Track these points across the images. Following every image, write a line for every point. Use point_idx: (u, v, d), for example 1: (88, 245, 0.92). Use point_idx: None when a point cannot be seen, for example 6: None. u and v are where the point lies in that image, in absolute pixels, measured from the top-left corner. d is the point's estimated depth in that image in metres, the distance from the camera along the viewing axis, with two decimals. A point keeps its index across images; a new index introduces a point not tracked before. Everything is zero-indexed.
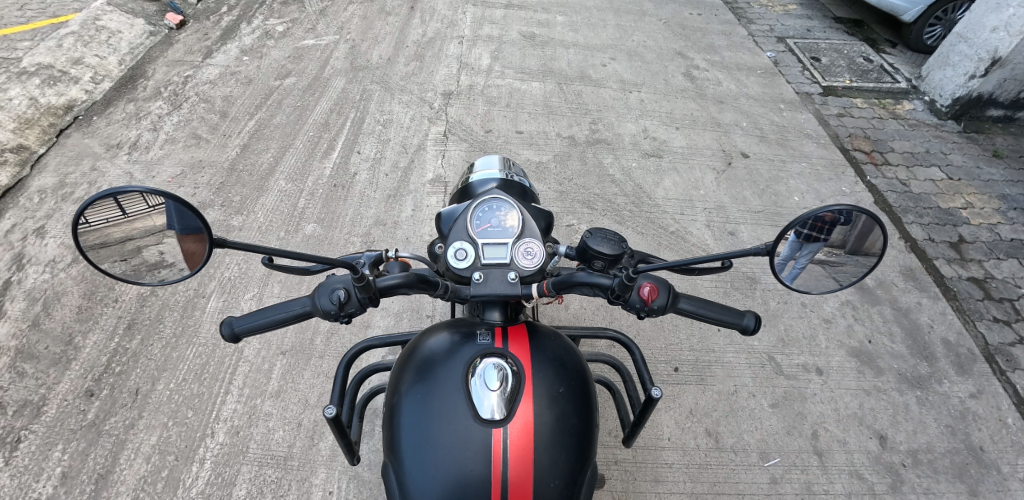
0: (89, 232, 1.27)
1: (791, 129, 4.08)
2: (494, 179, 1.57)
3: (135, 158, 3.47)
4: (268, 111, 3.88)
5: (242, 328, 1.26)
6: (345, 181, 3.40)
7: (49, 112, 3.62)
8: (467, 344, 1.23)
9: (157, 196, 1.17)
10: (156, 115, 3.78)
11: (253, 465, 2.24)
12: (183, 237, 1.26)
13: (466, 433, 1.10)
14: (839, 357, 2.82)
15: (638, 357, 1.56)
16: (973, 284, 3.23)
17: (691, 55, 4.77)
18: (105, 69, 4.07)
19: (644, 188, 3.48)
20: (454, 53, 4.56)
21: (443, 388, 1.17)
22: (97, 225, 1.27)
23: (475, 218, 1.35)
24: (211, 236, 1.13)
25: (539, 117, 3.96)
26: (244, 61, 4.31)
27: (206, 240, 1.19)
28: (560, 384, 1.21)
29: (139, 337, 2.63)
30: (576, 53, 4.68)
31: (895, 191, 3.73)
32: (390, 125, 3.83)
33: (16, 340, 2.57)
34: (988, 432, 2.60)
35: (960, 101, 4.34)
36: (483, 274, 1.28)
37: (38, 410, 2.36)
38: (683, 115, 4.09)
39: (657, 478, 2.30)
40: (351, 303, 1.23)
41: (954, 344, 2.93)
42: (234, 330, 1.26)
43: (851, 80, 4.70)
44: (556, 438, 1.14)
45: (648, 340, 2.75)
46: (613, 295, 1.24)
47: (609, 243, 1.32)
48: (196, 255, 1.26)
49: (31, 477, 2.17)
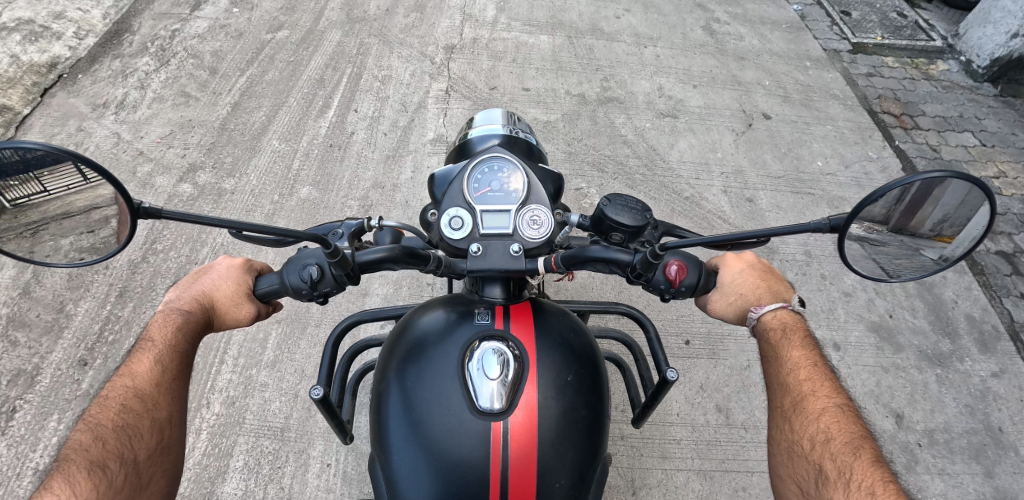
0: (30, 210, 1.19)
1: (817, 89, 3.83)
2: (496, 135, 1.39)
3: (122, 118, 3.29)
4: (260, 67, 3.66)
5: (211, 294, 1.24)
6: (341, 141, 3.22)
7: (32, 71, 3.43)
8: (464, 325, 1.10)
9: (79, 160, 0.97)
10: (143, 72, 3.57)
11: (249, 436, 2.17)
12: (121, 209, 1.05)
13: (460, 424, 0.98)
14: (858, 332, 2.70)
15: (653, 334, 1.41)
16: (1001, 259, 3.07)
17: (711, 8, 4.45)
18: (88, 23, 3.82)
19: (658, 150, 3.28)
20: (457, 4, 4.25)
21: (436, 374, 1.04)
22: (42, 199, 1.18)
23: (473, 181, 1.19)
24: (133, 204, 0.92)
25: (547, 74, 3.72)
26: (234, 14, 4.05)
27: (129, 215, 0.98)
28: (569, 371, 1.08)
29: (131, 305, 2.54)
30: (588, 5, 4.37)
31: (925, 157, 3.51)
32: (389, 82, 3.60)
33: (6, 307, 2.48)
34: (1008, 412, 2.50)
35: (999, 61, 4.06)
36: (481, 246, 1.13)
37: (32, 379, 2.29)
38: (701, 72, 3.83)
39: (664, 455, 2.22)
40: (326, 282, 1.10)
41: (978, 320, 2.79)
42: (256, 295, 1.21)
43: (883, 36, 4.39)
44: (563, 431, 1.02)
45: (659, 311, 2.62)
46: (633, 274, 1.11)
47: (631, 213, 1.16)
48: (126, 233, 1.08)
49: (27, 448, 2.12)
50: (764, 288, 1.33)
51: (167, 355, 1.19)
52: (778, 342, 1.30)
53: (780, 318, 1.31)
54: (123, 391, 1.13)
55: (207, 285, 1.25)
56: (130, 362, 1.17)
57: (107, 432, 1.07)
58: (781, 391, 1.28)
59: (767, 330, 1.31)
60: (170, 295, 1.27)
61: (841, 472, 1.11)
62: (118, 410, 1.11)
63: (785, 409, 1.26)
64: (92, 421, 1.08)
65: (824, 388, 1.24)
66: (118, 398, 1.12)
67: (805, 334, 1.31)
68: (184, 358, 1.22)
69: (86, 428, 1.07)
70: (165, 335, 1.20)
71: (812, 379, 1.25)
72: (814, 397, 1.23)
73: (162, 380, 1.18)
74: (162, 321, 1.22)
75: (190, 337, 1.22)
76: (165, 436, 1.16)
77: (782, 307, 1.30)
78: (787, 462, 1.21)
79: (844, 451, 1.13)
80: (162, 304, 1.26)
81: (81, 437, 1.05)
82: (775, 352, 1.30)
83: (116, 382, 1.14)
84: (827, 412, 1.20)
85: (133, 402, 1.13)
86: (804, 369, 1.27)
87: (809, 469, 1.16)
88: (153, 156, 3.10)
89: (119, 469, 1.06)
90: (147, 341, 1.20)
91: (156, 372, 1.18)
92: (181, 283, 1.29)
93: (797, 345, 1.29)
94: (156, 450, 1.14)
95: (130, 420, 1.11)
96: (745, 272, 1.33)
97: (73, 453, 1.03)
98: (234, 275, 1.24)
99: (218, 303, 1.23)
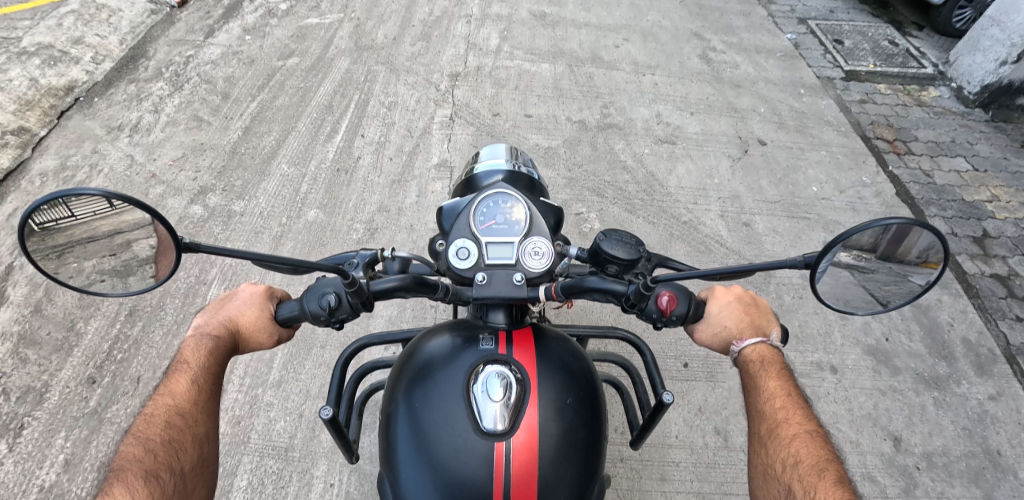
0: (55, 232, 1.24)
1: (811, 115, 3.93)
2: (500, 170, 1.46)
3: (136, 141, 3.39)
4: (270, 93, 3.77)
5: (235, 320, 1.30)
6: (348, 166, 3.31)
7: (50, 94, 3.54)
8: (469, 349, 1.15)
9: (122, 197, 1.04)
10: (157, 96, 3.68)
11: (254, 455, 2.20)
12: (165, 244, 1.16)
13: (465, 444, 1.03)
14: (854, 355, 2.73)
15: (649, 358, 1.46)
16: (996, 282, 3.11)
17: (708, 36, 4.58)
18: (105, 49, 3.96)
19: (656, 176, 3.36)
20: (462, 33, 4.39)
21: (442, 397, 1.09)
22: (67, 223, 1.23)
23: (479, 214, 1.26)
24: (177, 237, 0.99)
25: (549, 101, 3.83)
26: (246, 41, 4.19)
27: (173, 244, 1.05)
28: (568, 394, 1.13)
29: (140, 324, 2.60)
30: (588, 33, 4.50)
31: (919, 182, 3.58)
32: (395, 108, 3.71)
33: (18, 325, 2.54)
34: (1006, 435, 2.52)
35: (989, 88, 4.17)
36: (486, 275, 1.19)
37: (41, 396, 2.34)
38: (698, 99, 3.94)
39: (664, 477, 2.25)
40: (342, 308, 1.16)
41: (975, 343, 2.83)
42: (279, 320, 1.27)
43: (875, 64, 4.51)
44: (563, 451, 1.07)
45: (657, 334, 2.66)
46: (628, 304, 1.17)
47: (625, 247, 1.22)
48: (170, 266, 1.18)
49: (35, 464, 2.16)
50: (748, 321, 1.37)
51: (204, 376, 1.25)
52: (754, 372, 1.34)
53: (759, 352, 1.35)
54: (166, 409, 1.18)
55: (233, 311, 1.31)
56: (168, 383, 1.22)
57: (157, 445, 1.12)
58: (758, 417, 1.33)
59: (746, 363, 1.36)
60: (198, 321, 1.33)
61: (805, 489, 1.15)
62: (164, 426, 1.15)
63: (760, 434, 1.30)
64: (141, 435, 1.12)
65: (797, 415, 1.28)
66: (161, 416, 1.16)
67: (782, 366, 1.36)
68: (217, 378, 1.28)
69: (137, 441, 1.11)
70: (198, 357, 1.26)
71: (786, 407, 1.30)
72: (786, 423, 1.27)
73: (199, 399, 1.23)
74: (195, 345, 1.27)
75: (221, 361, 1.28)
76: (205, 451, 1.21)
77: (761, 342, 1.35)
78: (762, 483, 1.25)
79: (810, 472, 1.17)
80: (191, 329, 1.32)
81: (133, 449, 1.09)
82: (751, 382, 1.35)
83: (158, 400, 1.19)
84: (797, 437, 1.24)
85: (176, 418, 1.18)
86: (779, 397, 1.31)
87: (779, 489, 1.20)
88: (165, 179, 3.19)
89: (169, 479, 1.11)
90: (182, 363, 1.25)
91: (193, 392, 1.23)
92: (208, 310, 1.35)
93: (774, 376, 1.34)
94: (197, 464, 1.18)
95: (175, 435, 1.16)
96: (732, 305, 1.37)
97: (128, 463, 1.07)
98: (258, 302, 1.30)
99: (244, 328, 1.29)
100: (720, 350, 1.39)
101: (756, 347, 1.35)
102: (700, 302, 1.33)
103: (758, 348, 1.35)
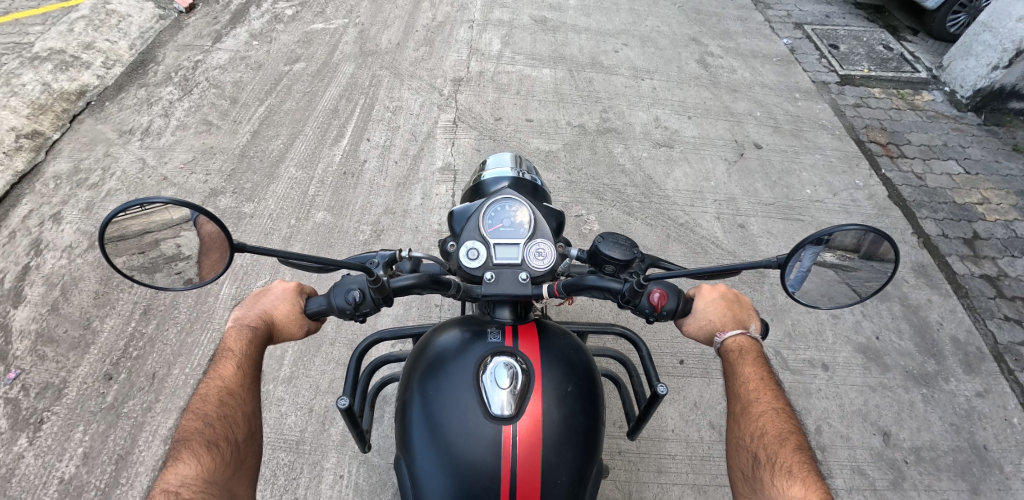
0: None
1: (806, 119, 4.01)
2: (506, 177, 1.55)
3: (147, 145, 3.48)
4: (278, 97, 3.87)
5: (269, 313, 1.39)
6: (354, 169, 3.40)
7: (62, 98, 3.63)
8: (478, 343, 1.24)
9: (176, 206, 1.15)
10: (167, 101, 3.78)
11: (267, 448, 2.29)
12: (207, 243, 1.29)
13: (474, 428, 1.12)
14: (846, 353, 2.82)
15: (645, 353, 1.54)
16: (985, 282, 3.19)
17: (705, 41, 4.67)
18: (116, 53, 4.05)
19: (654, 179, 3.45)
20: (464, 38, 4.49)
21: (453, 387, 1.18)
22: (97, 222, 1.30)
23: (488, 217, 1.35)
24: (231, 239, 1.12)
25: (549, 106, 3.92)
26: (253, 46, 4.28)
27: (225, 240, 1.17)
28: (569, 383, 1.21)
29: (154, 321, 2.68)
30: (588, 38, 4.59)
31: (911, 185, 3.67)
32: (399, 112, 3.80)
33: (36, 323, 2.64)
34: (992, 431, 2.60)
35: (981, 92, 4.25)
36: (494, 274, 1.28)
37: (59, 392, 2.43)
38: (695, 104, 4.03)
39: (661, 469, 2.33)
40: (365, 303, 1.25)
41: (964, 342, 2.91)
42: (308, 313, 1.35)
43: (869, 68, 4.60)
44: (563, 435, 1.15)
45: (655, 332, 2.75)
46: (623, 300, 1.26)
47: (621, 248, 1.32)
48: (211, 269, 1.31)
49: (55, 457, 2.25)
50: (731, 315, 1.46)
51: (248, 361, 1.34)
52: (732, 360, 1.43)
53: (739, 342, 1.44)
54: (217, 390, 1.29)
55: (268, 305, 1.39)
56: (216, 367, 1.32)
57: (214, 419, 1.23)
58: (732, 397, 1.43)
59: (728, 353, 1.44)
60: (235, 313, 1.42)
61: (768, 458, 1.27)
62: (217, 404, 1.26)
63: (733, 411, 1.40)
64: (198, 411, 1.23)
65: (767, 395, 1.38)
66: (213, 395, 1.27)
67: (759, 354, 1.45)
68: (260, 363, 1.37)
69: (196, 417, 1.22)
70: (240, 346, 1.34)
71: (759, 388, 1.39)
72: (756, 402, 1.37)
73: (245, 381, 1.33)
74: (236, 334, 1.36)
75: (261, 348, 1.38)
76: (253, 426, 1.31)
77: (741, 334, 1.44)
78: (733, 454, 1.36)
79: (774, 442, 1.28)
80: (230, 321, 1.41)
81: (193, 424, 1.21)
82: (730, 368, 1.44)
83: (209, 383, 1.29)
84: (765, 414, 1.34)
85: (227, 398, 1.28)
86: (753, 381, 1.40)
87: (748, 458, 1.31)
88: (176, 181, 3.28)
89: (227, 448, 1.22)
90: (226, 351, 1.35)
91: (238, 375, 1.33)
92: (245, 302, 1.43)
93: (751, 362, 1.43)
94: (249, 437, 1.29)
95: (228, 411, 1.27)
96: (717, 301, 1.46)
97: (191, 435, 1.19)
98: (290, 296, 1.39)
99: (278, 320, 1.37)
100: (706, 341, 1.48)
101: (738, 339, 1.44)
102: (688, 298, 1.41)
103: (739, 340, 1.44)
